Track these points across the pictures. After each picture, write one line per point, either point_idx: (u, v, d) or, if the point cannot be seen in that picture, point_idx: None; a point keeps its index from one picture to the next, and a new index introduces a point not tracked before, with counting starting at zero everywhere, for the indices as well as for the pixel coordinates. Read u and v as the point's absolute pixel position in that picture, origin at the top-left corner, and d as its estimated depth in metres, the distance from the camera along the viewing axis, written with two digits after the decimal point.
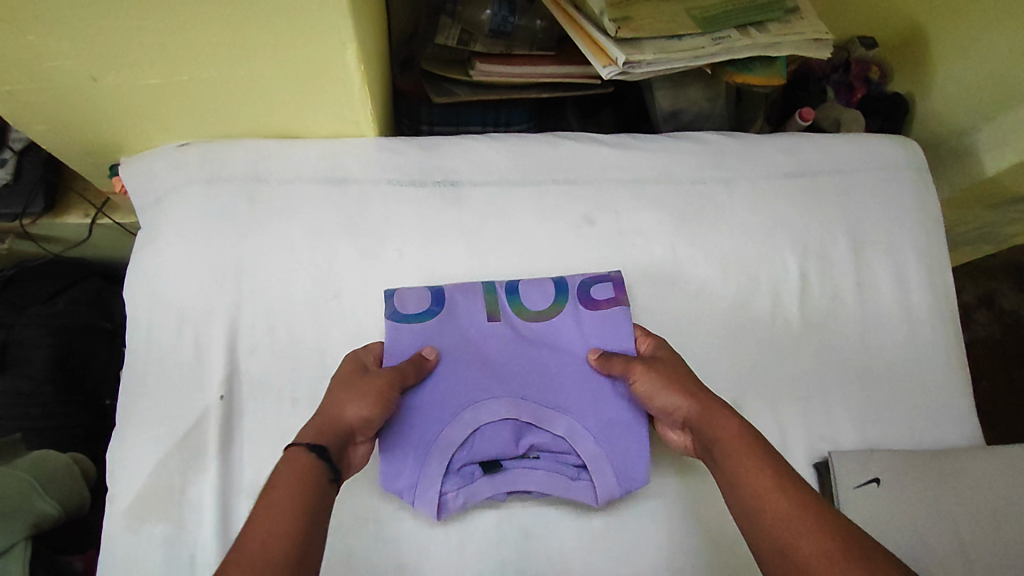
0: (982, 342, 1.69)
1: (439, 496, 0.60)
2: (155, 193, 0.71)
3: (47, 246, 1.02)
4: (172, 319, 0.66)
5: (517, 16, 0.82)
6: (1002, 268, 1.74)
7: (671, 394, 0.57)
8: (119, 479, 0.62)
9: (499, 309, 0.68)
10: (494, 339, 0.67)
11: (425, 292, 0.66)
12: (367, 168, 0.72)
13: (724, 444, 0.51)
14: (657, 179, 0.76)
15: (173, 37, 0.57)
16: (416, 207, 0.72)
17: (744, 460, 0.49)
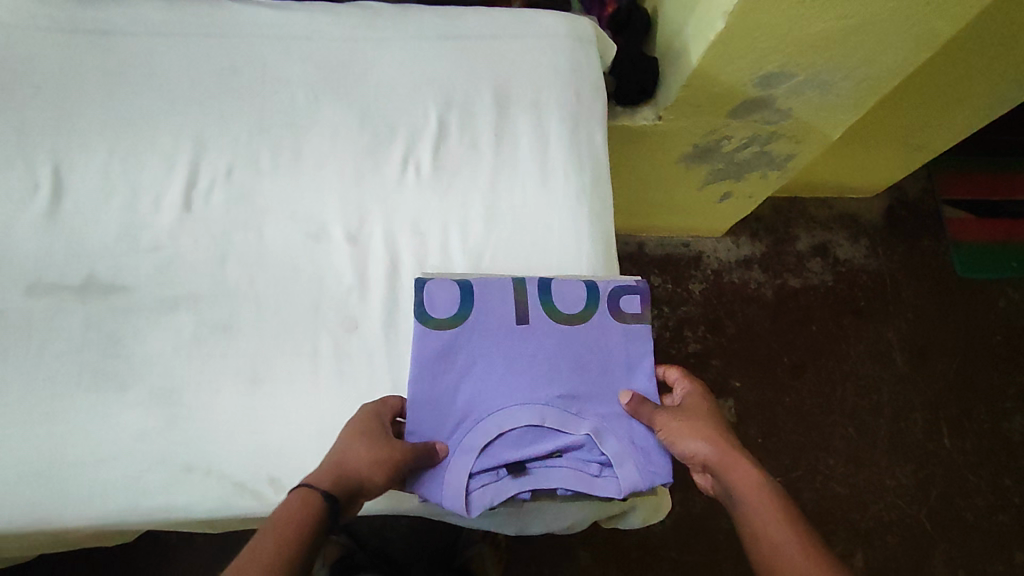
0: (812, 290, 1.57)
1: (468, 490, 0.59)
2: None
3: None
4: None
5: None
6: (839, 218, 1.65)
7: (709, 430, 0.58)
8: None
9: (528, 305, 0.64)
10: (527, 337, 0.64)
11: (453, 292, 0.63)
12: (16, 14, 0.76)
13: (745, 507, 0.54)
14: (310, 36, 0.80)
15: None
16: (59, 50, 0.75)
17: (780, 537, 0.51)
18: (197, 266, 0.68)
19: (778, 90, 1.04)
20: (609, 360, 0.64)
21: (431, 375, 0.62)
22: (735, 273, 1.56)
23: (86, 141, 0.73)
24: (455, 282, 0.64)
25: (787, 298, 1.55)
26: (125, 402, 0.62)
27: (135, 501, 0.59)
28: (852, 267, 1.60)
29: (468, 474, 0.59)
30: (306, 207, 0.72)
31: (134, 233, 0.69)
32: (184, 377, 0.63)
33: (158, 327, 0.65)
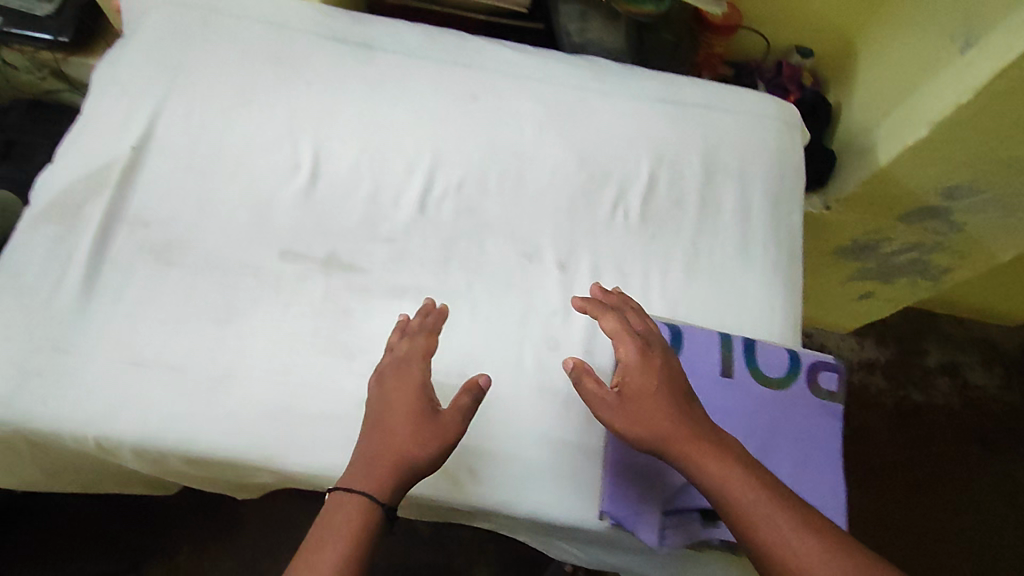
0: (937, 409, 1.51)
1: (660, 527, 0.65)
2: (133, 9, 0.87)
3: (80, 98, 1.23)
4: (114, 91, 0.81)
5: None
6: (973, 341, 1.59)
7: (661, 417, 0.60)
8: (43, 190, 0.76)
9: (732, 362, 0.67)
10: (728, 391, 0.66)
11: (665, 335, 0.67)
12: (303, 20, 0.86)
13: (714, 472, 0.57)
14: (544, 79, 0.87)
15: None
16: (333, 54, 0.85)
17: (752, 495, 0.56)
18: (426, 263, 0.75)
19: (960, 204, 1.05)
20: (804, 430, 0.66)
21: None
22: (857, 374, 1.53)
23: (342, 136, 0.81)
24: (665, 326, 0.68)
25: (908, 412, 1.50)
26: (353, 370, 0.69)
27: (347, 465, 0.65)
28: (982, 394, 1.54)
29: (662, 512, 0.65)
30: (523, 229, 0.78)
31: (374, 222, 0.77)
32: None
33: (385, 311, 0.72)
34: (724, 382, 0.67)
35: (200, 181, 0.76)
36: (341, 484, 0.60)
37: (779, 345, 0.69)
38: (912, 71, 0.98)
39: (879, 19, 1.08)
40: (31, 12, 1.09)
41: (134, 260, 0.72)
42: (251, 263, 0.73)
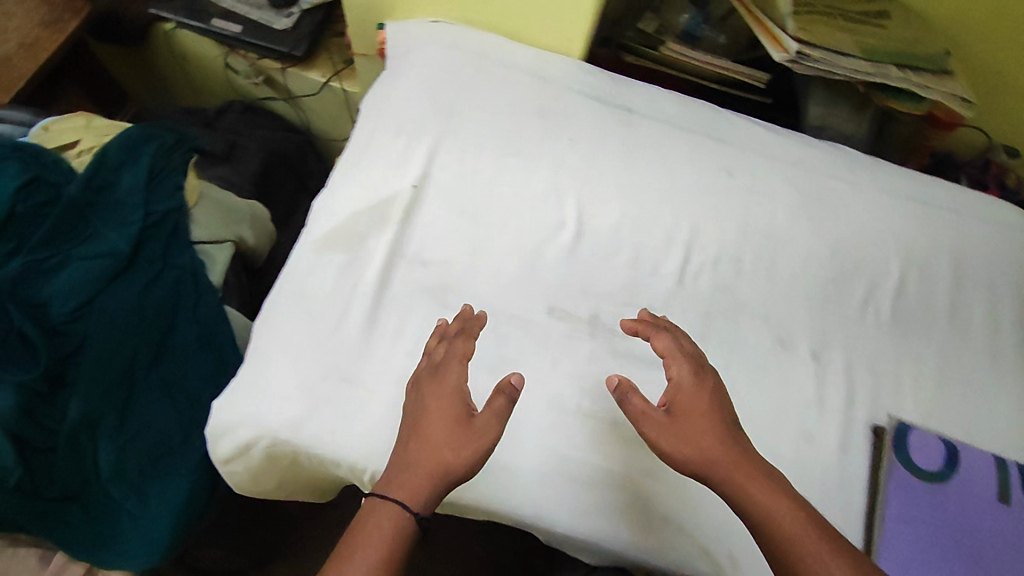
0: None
1: None
2: (406, 47, 0.92)
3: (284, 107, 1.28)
4: (392, 126, 0.85)
5: (705, 27, 1.07)
6: None
7: (707, 436, 0.59)
8: (322, 215, 0.79)
9: (1008, 488, 0.70)
10: (1006, 517, 0.68)
11: (942, 451, 0.71)
12: (567, 75, 0.89)
13: (732, 474, 0.57)
14: (796, 163, 0.87)
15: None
16: (594, 113, 0.87)
17: (754, 492, 0.56)
18: None
19: None
20: None
21: (916, 519, 0.67)
22: None
23: (604, 198, 0.82)
24: (941, 442, 0.71)
25: None
26: (618, 436, 0.71)
27: (613, 529, 0.68)
28: None
29: None
30: (777, 314, 0.78)
31: (634, 289, 0.78)
32: None
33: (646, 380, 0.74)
34: (1001, 507, 0.69)
35: (473, 227, 0.80)
36: (390, 494, 0.59)
37: None
38: None
39: None
40: (270, 25, 1.14)
41: (412, 299, 0.75)
42: (521, 314, 0.76)
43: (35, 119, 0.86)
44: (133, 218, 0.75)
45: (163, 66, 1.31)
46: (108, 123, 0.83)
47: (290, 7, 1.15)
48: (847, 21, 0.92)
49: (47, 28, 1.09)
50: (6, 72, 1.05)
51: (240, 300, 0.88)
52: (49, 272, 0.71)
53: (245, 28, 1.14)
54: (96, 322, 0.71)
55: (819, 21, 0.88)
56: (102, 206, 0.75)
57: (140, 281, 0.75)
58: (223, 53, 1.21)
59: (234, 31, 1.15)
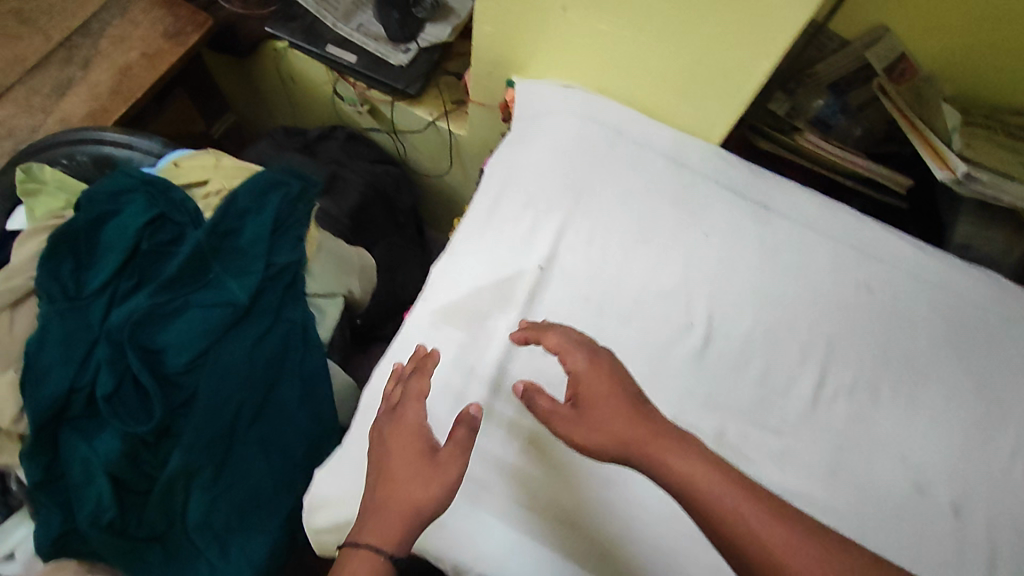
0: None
1: None
2: (538, 110, 0.89)
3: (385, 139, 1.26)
4: (520, 197, 0.82)
5: (841, 116, 1.01)
6: None
7: (619, 421, 0.56)
8: (445, 287, 0.77)
9: None
10: None
11: None
12: (706, 163, 0.85)
13: (647, 450, 0.54)
14: (944, 288, 0.81)
15: (659, 3, 0.74)
16: (732, 207, 0.83)
17: (677, 462, 0.53)
18: (813, 470, 0.71)
19: None
20: None
21: None
22: None
23: (736, 303, 0.78)
24: None
25: None
26: None
27: None
28: None
29: None
30: (915, 455, 0.72)
31: (765, 408, 0.73)
32: None
33: None
34: None
35: (597, 318, 0.76)
36: (362, 539, 0.54)
37: None
38: None
39: None
40: (385, 59, 1.11)
41: None
42: None
43: (162, 150, 0.84)
44: (252, 269, 0.72)
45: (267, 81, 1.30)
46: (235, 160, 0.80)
47: (409, 43, 1.11)
48: (1009, 138, 0.89)
49: (170, 40, 1.08)
50: (126, 81, 1.05)
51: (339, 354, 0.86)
52: (169, 318, 0.69)
53: (361, 59, 1.11)
54: (209, 374, 0.69)
55: (983, 138, 0.87)
56: (224, 251, 0.72)
57: (254, 334, 0.72)
58: (332, 79, 1.18)
59: (347, 61, 1.11)
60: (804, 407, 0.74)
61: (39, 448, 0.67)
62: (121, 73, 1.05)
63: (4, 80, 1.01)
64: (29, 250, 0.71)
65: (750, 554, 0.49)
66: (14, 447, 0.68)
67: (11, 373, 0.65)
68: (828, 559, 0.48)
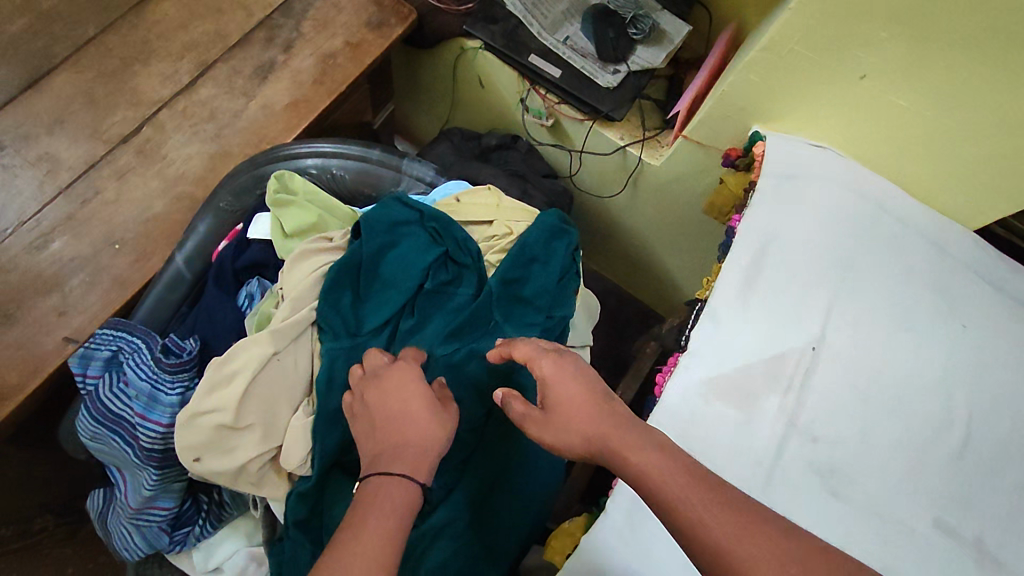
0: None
1: None
2: (791, 170, 0.86)
3: (561, 156, 1.23)
4: (782, 266, 0.80)
5: None
6: None
7: (580, 414, 0.56)
8: (709, 354, 0.75)
9: None
10: None
11: None
12: (965, 252, 0.83)
13: (610, 456, 0.55)
14: None
15: (990, 90, 0.72)
16: (992, 300, 0.80)
17: (647, 464, 0.52)
18: None
19: None
20: None
21: None
22: None
23: (1000, 408, 0.74)
24: None
25: None
26: None
27: None
28: None
29: None
30: None
31: None
32: None
33: None
34: None
35: (861, 405, 0.74)
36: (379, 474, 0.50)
37: None
38: None
39: None
40: (591, 79, 1.08)
41: (803, 480, 0.70)
42: (909, 524, 0.69)
43: (434, 180, 0.90)
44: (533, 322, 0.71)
45: (434, 74, 1.26)
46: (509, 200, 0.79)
47: (619, 64, 1.08)
48: None
49: (373, 30, 1.03)
50: (329, 71, 1.00)
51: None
52: (450, 363, 0.69)
53: (564, 74, 1.08)
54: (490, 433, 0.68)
55: None
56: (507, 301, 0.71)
57: (522, 389, 0.72)
58: (521, 89, 1.14)
59: (552, 75, 1.08)
60: (840, 454, 0.72)
61: (314, 489, 0.65)
62: (324, 61, 1.00)
63: (206, 57, 0.97)
64: (304, 279, 0.68)
65: (696, 544, 0.49)
66: (279, 483, 0.66)
67: (303, 415, 0.64)
68: (742, 526, 0.48)
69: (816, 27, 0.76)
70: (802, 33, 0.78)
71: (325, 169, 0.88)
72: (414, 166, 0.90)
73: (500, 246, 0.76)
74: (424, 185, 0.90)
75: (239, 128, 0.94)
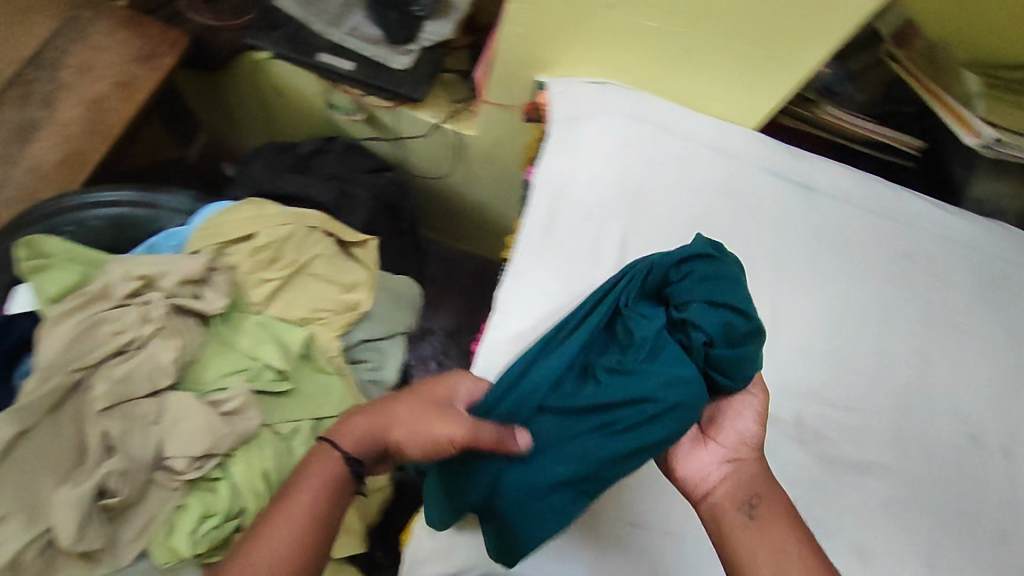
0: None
1: None
2: (574, 111, 0.86)
3: (380, 146, 1.19)
4: (576, 208, 0.79)
5: (847, 83, 1.07)
6: None
7: (755, 476, 0.62)
8: (512, 312, 0.75)
9: None
10: None
11: None
12: (748, 149, 0.86)
13: (768, 512, 0.59)
14: (969, 244, 0.87)
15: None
16: (778, 192, 0.84)
17: (795, 541, 0.58)
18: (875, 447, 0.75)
19: None
20: None
21: None
22: None
23: (800, 283, 0.81)
24: None
25: None
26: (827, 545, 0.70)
27: None
28: None
29: None
30: (966, 407, 0.78)
31: (832, 385, 0.77)
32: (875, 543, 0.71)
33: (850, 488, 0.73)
34: None
35: None
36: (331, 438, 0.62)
37: None
38: None
39: None
40: (386, 64, 1.04)
41: None
42: None
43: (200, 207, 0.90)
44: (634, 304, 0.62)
45: (239, 92, 1.20)
46: (279, 209, 0.82)
47: (409, 44, 1.04)
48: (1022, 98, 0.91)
49: (143, 64, 0.98)
50: (102, 117, 0.94)
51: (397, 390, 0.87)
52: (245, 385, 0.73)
53: (358, 66, 1.04)
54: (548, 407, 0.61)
55: (1007, 102, 0.87)
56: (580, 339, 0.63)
57: (323, 387, 0.77)
58: (322, 90, 1.10)
59: (347, 69, 1.04)
60: (878, 366, 0.79)
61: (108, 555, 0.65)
62: (93, 108, 0.94)
63: None
64: (56, 342, 0.68)
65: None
66: (76, 564, 0.64)
67: (70, 487, 0.62)
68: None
69: None
70: None
71: (81, 223, 0.85)
72: (176, 198, 0.90)
73: (268, 258, 0.79)
74: (190, 214, 0.90)
75: (9, 200, 0.88)
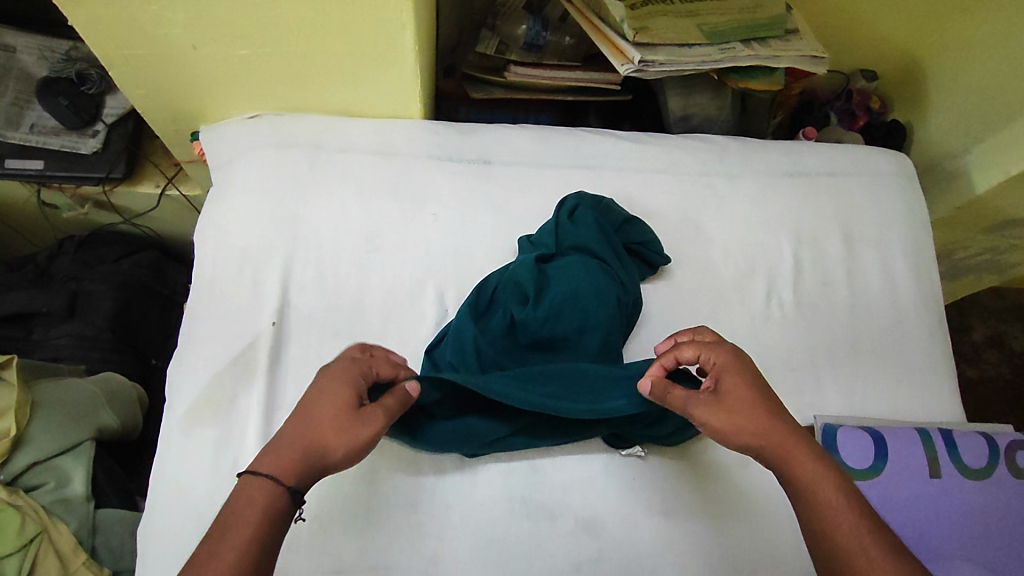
0: (990, 382, 1.45)
1: None
2: (227, 155, 0.82)
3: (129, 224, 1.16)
4: (233, 258, 0.76)
5: (548, 31, 0.95)
6: (1014, 310, 1.53)
7: (743, 425, 0.56)
8: (180, 385, 0.71)
9: (939, 461, 0.73)
10: (949, 489, 0.72)
11: (868, 447, 0.73)
12: (411, 142, 0.83)
13: (807, 493, 0.53)
14: (666, 169, 0.86)
15: (283, 11, 0.68)
16: (452, 178, 0.82)
17: (834, 509, 0.52)
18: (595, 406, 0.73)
19: None
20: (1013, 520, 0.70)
21: None
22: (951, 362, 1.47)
23: (484, 265, 0.79)
24: (864, 435, 0.74)
25: None
26: (557, 527, 0.67)
27: None
28: None
29: None
30: None
31: None
32: (607, 513, 0.69)
33: (574, 460, 0.70)
34: (936, 479, 0.72)
35: None
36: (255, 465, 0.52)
37: (970, 432, 0.76)
38: (1001, 103, 1.00)
39: (953, 40, 1.05)
40: (76, 151, 0.98)
41: None
42: None
43: None
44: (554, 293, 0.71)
45: None
46: None
47: (93, 125, 0.99)
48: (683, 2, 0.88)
49: None
50: None
51: (122, 495, 0.80)
52: None
53: (47, 160, 0.98)
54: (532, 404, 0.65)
55: (653, 13, 0.85)
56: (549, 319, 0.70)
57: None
58: (31, 191, 1.04)
59: (37, 169, 0.97)
60: (841, 313, 0.83)
61: None
62: None
63: None
64: None
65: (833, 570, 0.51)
66: None
67: None
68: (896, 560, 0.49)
69: (112, 27, 0.69)
70: (110, 38, 0.70)
71: None
72: None
73: None
74: None
75: None
